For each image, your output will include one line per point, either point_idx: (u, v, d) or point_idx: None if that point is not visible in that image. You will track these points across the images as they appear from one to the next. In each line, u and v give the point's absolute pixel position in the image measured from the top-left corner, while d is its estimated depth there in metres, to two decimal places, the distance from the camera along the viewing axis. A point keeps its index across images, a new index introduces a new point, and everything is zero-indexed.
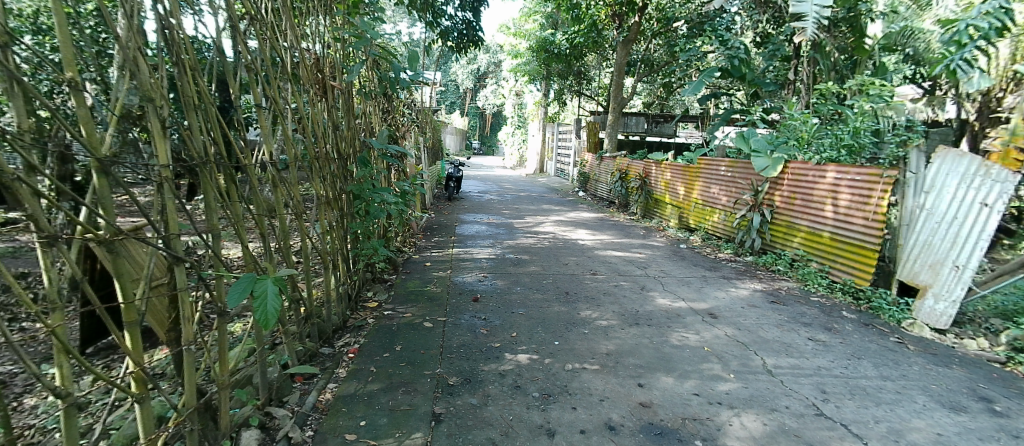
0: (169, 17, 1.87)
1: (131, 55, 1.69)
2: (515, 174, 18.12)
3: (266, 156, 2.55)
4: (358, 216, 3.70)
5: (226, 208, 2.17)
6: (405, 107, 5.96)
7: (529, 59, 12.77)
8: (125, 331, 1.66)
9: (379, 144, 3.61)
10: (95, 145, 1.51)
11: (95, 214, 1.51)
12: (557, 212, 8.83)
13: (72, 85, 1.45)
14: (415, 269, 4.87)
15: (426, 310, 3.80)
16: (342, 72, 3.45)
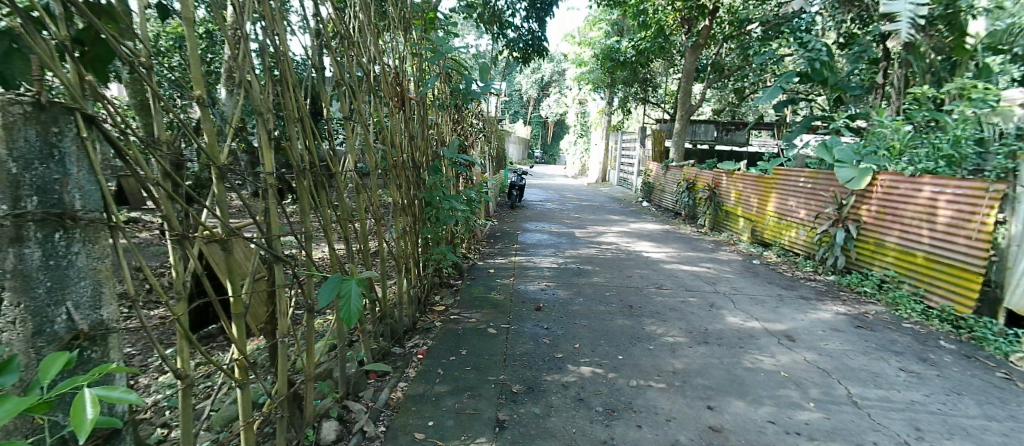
0: (274, 39, 2.06)
1: (245, 74, 1.89)
2: (578, 183, 17.98)
3: (351, 164, 2.73)
4: (428, 222, 3.85)
5: (317, 212, 2.34)
6: (472, 117, 6.11)
7: (594, 68, 12.62)
8: (233, 321, 1.84)
9: (451, 154, 3.71)
10: (216, 154, 1.70)
11: (214, 215, 1.69)
12: (621, 222, 8.64)
13: (198, 102, 1.65)
14: (480, 275, 4.97)
15: (490, 316, 3.86)
16: (418, 85, 3.62)
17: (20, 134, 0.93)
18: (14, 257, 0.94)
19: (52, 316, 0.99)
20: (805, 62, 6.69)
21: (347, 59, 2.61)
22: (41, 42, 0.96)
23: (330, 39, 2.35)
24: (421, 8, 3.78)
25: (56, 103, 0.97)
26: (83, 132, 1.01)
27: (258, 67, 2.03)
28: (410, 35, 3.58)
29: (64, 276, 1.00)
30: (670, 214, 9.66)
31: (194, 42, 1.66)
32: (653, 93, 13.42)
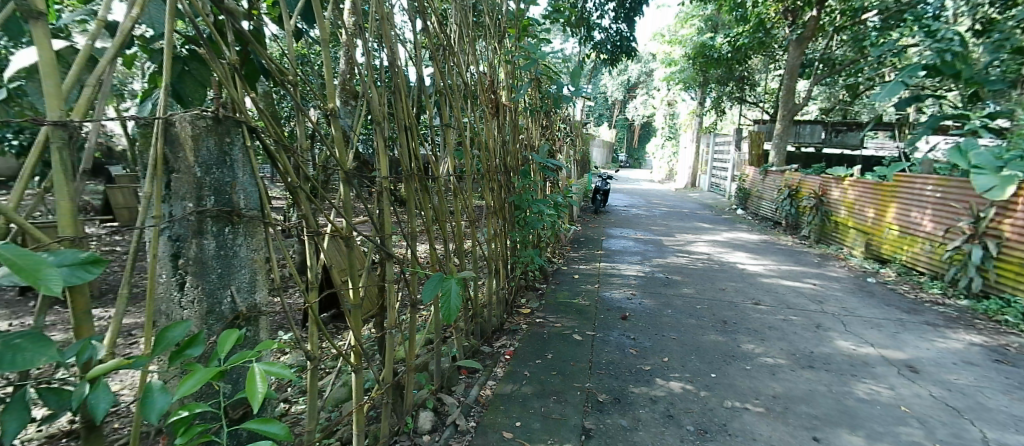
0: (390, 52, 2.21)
1: (368, 86, 2.06)
2: (664, 188, 17.17)
3: (449, 167, 2.85)
4: (517, 225, 3.91)
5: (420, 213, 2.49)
6: (559, 121, 6.08)
7: (685, 67, 11.78)
8: (351, 311, 2.02)
9: (540, 159, 3.71)
10: (341, 160, 1.88)
11: (338, 214, 1.87)
12: (712, 231, 8.10)
13: (331, 114, 1.86)
14: (565, 280, 4.94)
15: (575, 322, 3.83)
16: (512, 91, 3.70)
17: (203, 144, 1.11)
18: (196, 247, 1.13)
19: (220, 297, 1.17)
20: (932, 54, 5.81)
21: (446, 68, 2.72)
22: (219, 67, 1.14)
23: (435, 52, 2.49)
24: (516, 16, 3.83)
25: (229, 118, 1.13)
26: (246, 142, 1.18)
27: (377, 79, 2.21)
28: (503, 43, 3.65)
29: (232, 265, 1.18)
30: (768, 223, 8.89)
31: (327, 61, 1.87)
32: (751, 92, 12.38)
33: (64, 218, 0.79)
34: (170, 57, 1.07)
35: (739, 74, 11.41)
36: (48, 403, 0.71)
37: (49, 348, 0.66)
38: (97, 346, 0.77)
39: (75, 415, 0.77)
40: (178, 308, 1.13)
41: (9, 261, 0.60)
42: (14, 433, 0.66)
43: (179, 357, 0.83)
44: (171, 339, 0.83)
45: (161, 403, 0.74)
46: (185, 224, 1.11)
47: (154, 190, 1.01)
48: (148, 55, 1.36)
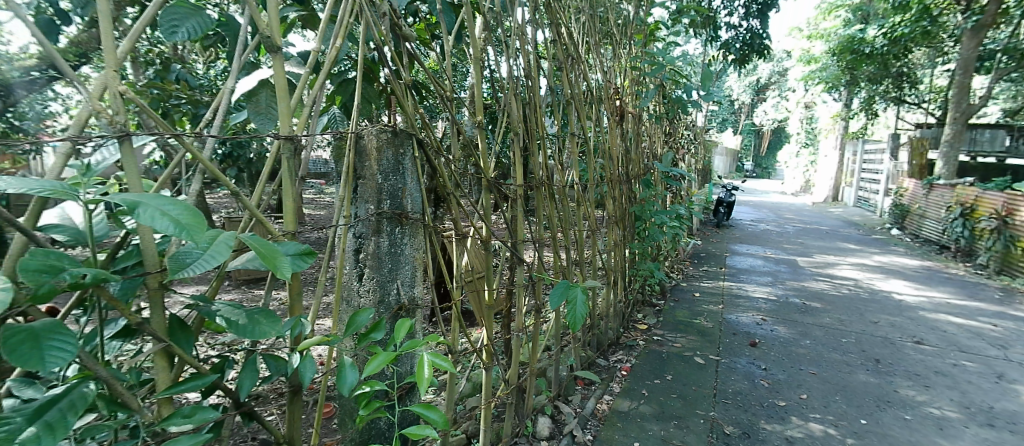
0: (527, 66, 2.28)
1: (509, 99, 2.16)
2: (797, 201, 15.29)
3: (577, 176, 2.81)
4: (637, 237, 3.75)
5: (552, 222, 2.51)
6: (683, 128, 5.70)
7: (828, 64, 10.24)
8: (486, 312, 2.13)
9: (663, 168, 3.53)
10: (485, 168, 2.00)
11: (481, 220, 1.99)
12: (859, 253, 7.00)
13: (476, 126, 2.01)
14: (684, 298, 4.61)
15: (697, 344, 3.56)
16: (636, 98, 3.57)
17: (384, 156, 1.30)
18: (374, 244, 1.32)
19: (390, 290, 1.35)
20: None
21: (576, 77, 2.70)
22: (398, 87, 1.32)
23: (561, 62, 2.49)
24: (643, 21, 3.67)
25: (404, 131, 1.31)
26: (414, 153, 1.34)
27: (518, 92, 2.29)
28: (631, 50, 3.52)
29: (398, 261, 1.35)
30: (930, 245, 7.47)
31: (477, 78, 2.01)
32: (912, 90, 10.46)
33: (288, 213, 0.94)
34: (361, 82, 1.29)
35: (899, 71, 9.69)
36: (270, 367, 0.86)
37: (276, 323, 0.79)
38: (304, 323, 0.92)
39: (287, 379, 0.92)
40: (357, 296, 1.33)
41: (255, 248, 0.73)
42: (247, 389, 0.81)
43: (366, 339, 0.94)
44: (360, 323, 0.96)
45: (351, 379, 0.86)
46: (366, 223, 1.31)
47: (346, 194, 1.22)
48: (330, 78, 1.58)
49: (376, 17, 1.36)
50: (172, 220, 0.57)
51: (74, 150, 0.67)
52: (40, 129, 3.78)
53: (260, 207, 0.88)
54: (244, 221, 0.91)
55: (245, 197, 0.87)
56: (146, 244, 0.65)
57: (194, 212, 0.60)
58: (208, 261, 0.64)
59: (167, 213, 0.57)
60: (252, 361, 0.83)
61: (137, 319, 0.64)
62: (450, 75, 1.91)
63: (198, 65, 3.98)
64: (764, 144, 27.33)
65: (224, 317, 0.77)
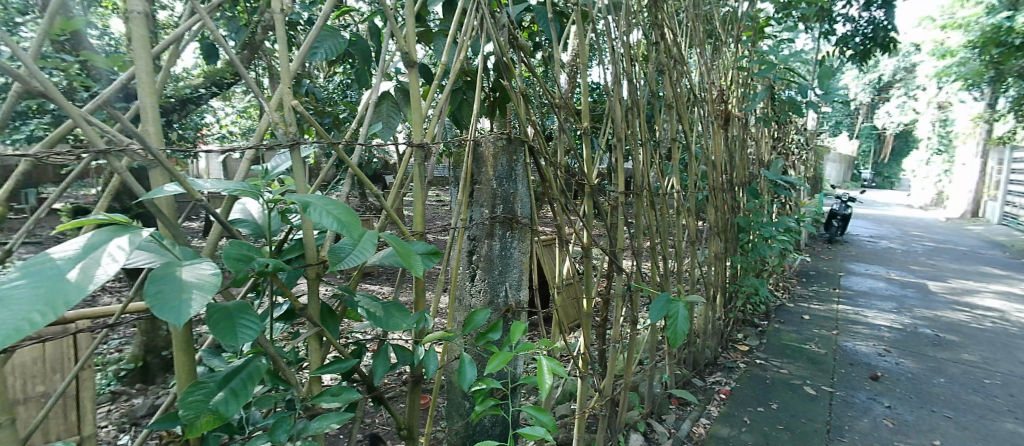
0: (633, 72, 2.22)
1: (615, 107, 2.09)
2: (925, 215, 13.34)
3: (680, 183, 2.65)
4: (740, 250, 3.47)
5: (653, 232, 2.40)
6: (793, 132, 5.18)
7: (968, 57, 8.76)
8: (584, 320, 2.10)
9: (773, 176, 3.23)
10: (587, 174, 1.99)
11: (585, 227, 1.98)
12: (1006, 278, 5.93)
13: (581, 132, 2.00)
14: (790, 320, 4.16)
15: (805, 371, 3.19)
16: (743, 101, 3.31)
17: (501, 163, 1.37)
18: (487, 247, 1.39)
19: (499, 292, 1.40)
20: None
21: (686, 80, 2.55)
22: (514, 96, 1.38)
23: (666, 64, 2.38)
24: (753, 17, 3.40)
25: (517, 139, 1.37)
26: (525, 159, 1.40)
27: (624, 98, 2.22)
28: (737, 49, 3.27)
29: (507, 264, 1.41)
30: None
31: (582, 83, 2.02)
32: None
33: (417, 214, 1.02)
34: (481, 90, 1.36)
35: None
36: (398, 356, 0.94)
37: (406, 316, 0.85)
38: (428, 318, 0.99)
39: (411, 369, 0.99)
40: (468, 295, 1.41)
41: (394, 245, 0.79)
42: (381, 375, 0.89)
43: (484, 337, 1.00)
44: (478, 322, 1.03)
45: (471, 375, 0.91)
46: (480, 227, 1.38)
47: (464, 199, 1.30)
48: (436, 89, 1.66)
49: (496, 29, 1.44)
50: (333, 218, 0.64)
51: (256, 156, 0.77)
52: (196, 136, 4.41)
53: (393, 207, 0.96)
54: (380, 220, 1.00)
55: (381, 198, 0.96)
56: (307, 238, 0.73)
57: (351, 210, 0.67)
58: (359, 255, 0.71)
59: (331, 212, 0.65)
60: (383, 350, 0.91)
61: (300, 305, 0.73)
62: (559, 80, 1.91)
63: (321, 78, 4.38)
64: (887, 150, 24.05)
65: (363, 307, 0.85)
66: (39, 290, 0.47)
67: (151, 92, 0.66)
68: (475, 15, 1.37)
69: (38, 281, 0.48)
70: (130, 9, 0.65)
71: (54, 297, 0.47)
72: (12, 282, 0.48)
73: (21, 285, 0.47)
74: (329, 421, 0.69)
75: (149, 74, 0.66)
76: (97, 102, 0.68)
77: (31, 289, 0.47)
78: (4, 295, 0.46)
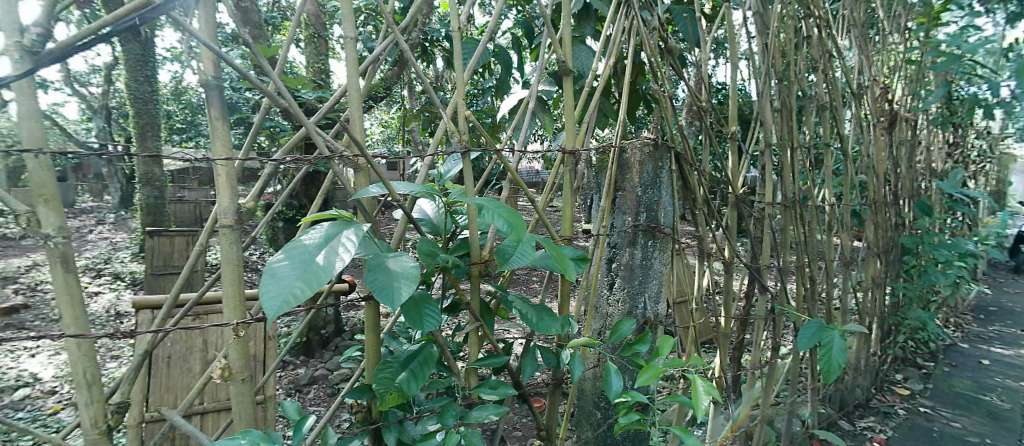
0: (790, 71, 1.94)
1: (764, 105, 1.77)
2: None
3: (837, 195, 2.29)
4: (903, 275, 2.90)
5: (805, 249, 2.08)
6: (975, 135, 4.26)
7: None
8: (721, 341, 1.89)
9: (950, 189, 2.67)
10: (736, 182, 1.82)
11: (728, 241, 1.80)
12: None
13: (729, 137, 1.82)
14: (965, 364, 3.37)
15: (991, 429, 2.53)
16: (916, 97, 2.76)
17: (647, 169, 1.34)
18: (628, 255, 1.37)
19: (638, 303, 1.37)
20: None
21: (848, 76, 2.21)
22: (665, 100, 1.33)
23: (826, 58, 2.07)
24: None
25: (664, 144, 1.33)
26: (672, 166, 1.35)
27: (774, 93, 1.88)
28: (910, 38, 2.77)
29: (648, 274, 1.36)
30: None
31: (731, 85, 1.87)
32: None
33: (566, 219, 1.03)
34: (630, 94, 1.33)
35: None
36: (543, 358, 0.95)
37: (556, 320, 0.87)
38: (573, 323, 0.99)
39: (554, 371, 1.01)
40: (605, 304, 1.41)
41: (551, 249, 0.80)
42: (529, 374, 0.91)
43: (631, 348, 0.99)
44: (624, 332, 1.03)
45: (617, 385, 0.91)
46: (623, 234, 1.37)
47: (608, 205, 1.30)
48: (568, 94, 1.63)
49: (648, 31, 1.40)
50: (504, 219, 0.68)
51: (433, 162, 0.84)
52: None
53: (545, 212, 0.98)
54: (530, 223, 1.04)
55: (535, 201, 0.99)
56: (473, 238, 0.78)
57: (520, 213, 0.71)
58: (521, 257, 0.74)
59: (503, 214, 0.69)
60: (531, 350, 0.93)
61: (466, 299, 0.77)
62: (707, 84, 1.79)
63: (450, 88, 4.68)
64: None
65: (516, 308, 0.88)
66: (299, 270, 0.54)
67: (358, 104, 0.74)
68: (627, 21, 1.36)
69: (296, 261, 0.55)
70: (343, 33, 0.74)
71: (310, 276, 0.54)
72: (278, 262, 0.55)
73: (286, 264, 0.54)
74: (488, 413, 0.72)
75: (357, 89, 0.74)
76: (321, 115, 0.82)
77: (293, 269, 0.54)
78: (276, 272, 0.53)
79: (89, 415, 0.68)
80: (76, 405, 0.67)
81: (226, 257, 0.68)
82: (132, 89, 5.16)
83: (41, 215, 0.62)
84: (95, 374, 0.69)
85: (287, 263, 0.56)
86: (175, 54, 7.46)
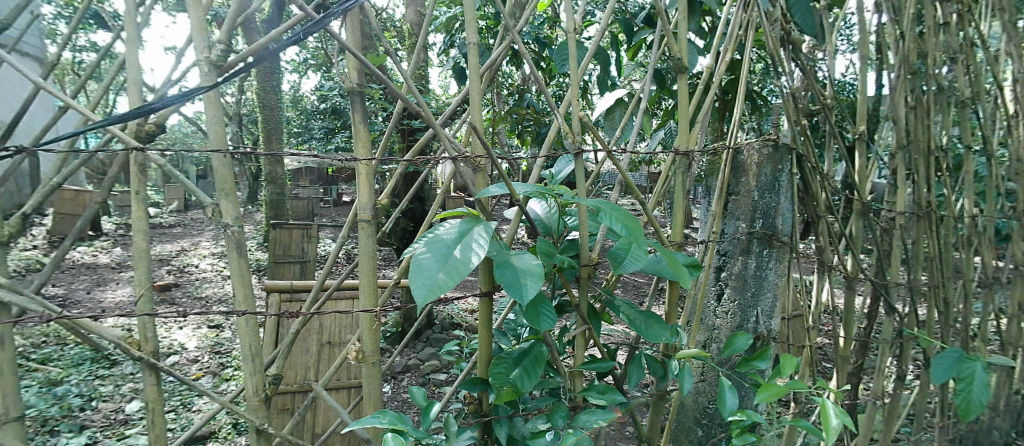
0: (936, 62, 1.65)
1: (899, 98, 1.52)
2: None
3: (989, 207, 1.95)
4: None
5: (940, 265, 1.77)
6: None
7: None
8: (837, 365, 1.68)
9: None
10: (862, 187, 1.61)
11: (851, 253, 1.61)
12: None
13: (855, 136, 1.62)
14: None
15: None
16: None
17: (764, 171, 1.25)
18: (740, 265, 1.29)
19: (750, 316, 1.29)
20: None
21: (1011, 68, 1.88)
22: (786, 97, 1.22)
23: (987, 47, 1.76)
24: None
25: (784, 145, 1.22)
26: (794, 169, 1.24)
27: (917, 84, 1.59)
28: None
29: (762, 286, 1.28)
30: None
31: (860, 80, 1.66)
32: None
33: (676, 224, 0.99)
34: (746, 93, 1.24)
35: None
36: (649, 367, 0.92)
37: (667, 329, 0.84)
38: (680, 334, 0.94)
39: (657, 382, 0.97)
40: (712, 315, 1.35)
41: (666, 254, 0.77)
42: (635, 383, 0.88)
43: (747, 364, 0.93)
44: (738, 346, 0.97)
45: (733, 403, 0.85)
46: (734, 242, 1.30)
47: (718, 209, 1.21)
48: (671, 92, 1.55)
49: (768, 24, 1.29)
50: (622, 222, 0.67)
51: (546, 162, 0.86)
52: None
53: (655, 215, 0.95)
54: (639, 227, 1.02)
55: (644, 204, 0.96)
56: (582, 239, 0.77)
57: (637, 216, 0.70)
58: (635, 260, 0.72)
59: (621, 218, 0.68)
60: (637, 359, 0.90)
61: (577, 301, 0.77)
62: (832, 79, 1.62)
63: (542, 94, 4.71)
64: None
65: (623, 313, 0.86)
66: (439, 262, 0.57)
67: (478, 106, 0.77)
68: (745, 15, 1.28)
69: (436, 253, 0.58)
70: (467, 38, 0.77)
71: (451, 268, 0.56)
72: (420, 253, 0.58)
73: (428, 256, 0.57)
74: (597, 418, 0.71)
75: (478, 92, 0.77)
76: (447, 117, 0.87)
77: (435, 261, 0.57)
78: (420, 264, 0.56)
79: (252, 384, 0.77)
80: (245, 375, 0.76)
81: (363, 250, 0.73)
82: (261, 97, 5.81)
83: (222, 207, 0.72)
84: (257, 349, 0.78)
85: (428, 254, 0.60)
86: (297, 67, 8.29)
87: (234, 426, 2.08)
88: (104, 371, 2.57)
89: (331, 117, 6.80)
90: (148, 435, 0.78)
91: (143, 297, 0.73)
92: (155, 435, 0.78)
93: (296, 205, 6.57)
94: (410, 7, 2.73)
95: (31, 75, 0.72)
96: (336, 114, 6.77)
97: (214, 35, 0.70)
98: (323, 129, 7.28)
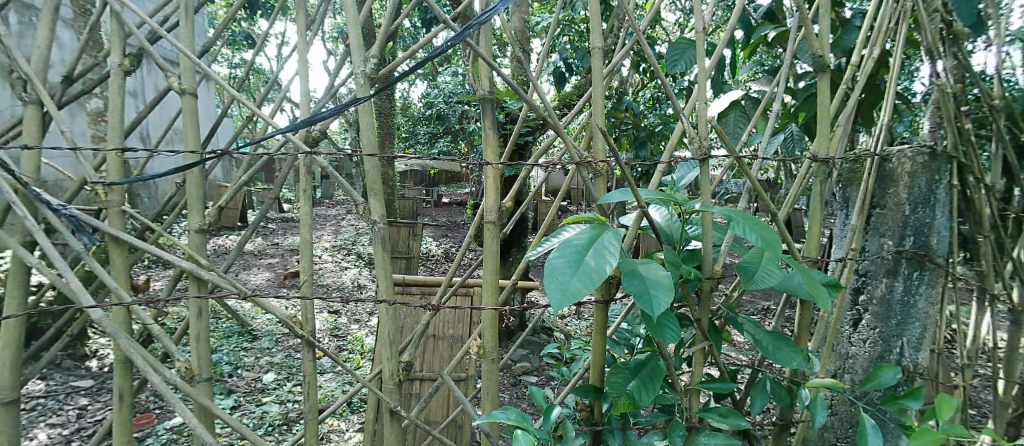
0: None
1: None
2: None
3: None
4: None
5: None
6: None
7: None
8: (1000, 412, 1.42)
9: None
10: None
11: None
12: None
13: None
14: None
15: None
16: None
17: (917, 182, 1.10)
18: (885, 287, 1.15)
19: (893, 346, 1.15)
20: None
21: None
22: (947, 99, 1.06)
23: None
24: None
25: (944, 153, 1.07)
26: (954, 181, 1.08)
27: None
28: None
29: (910, 314, 1.12)
30: None
31: None
32: None
33: (809, 237, 0.90)
34: (895, 92, 1.10)
35: None
36: (775, 393, 0.85)
37: (799, 353, 0.76)
38: (813, 360, 0.86)
39: (782, 409, 0.89)
40: (847, 343, 1.23)
41: (801, 270, 0.71)
42: (759, 409, 0.82)
43: (893, 402, 0.82)
44: (882, 380, 0.85)
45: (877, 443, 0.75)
46: (878, 262, 1.16)
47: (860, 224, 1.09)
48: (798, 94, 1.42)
49: (926, 14, 1.13)
50: (757, 233, 0.64)
51: (668, 168, 0.83)
52: None
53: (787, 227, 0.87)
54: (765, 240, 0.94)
55: (775, 214, 0.88)
56: (706, 250, 0.74)
57: (774, 227, 0.66)
58: (767, 276, 0.67)
59: (756, 228, 0.65)
60: (761, 383, 0.84)
61: (698, 314, 0.73)
62: (1002, 76, 1.37)
63: None
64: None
65: (746, 331, 0.81)
66: (572, 267, 0.58)
67: (602, 111, 0.76)
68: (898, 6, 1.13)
69: (568, 257, 0.59)
70: (592, 43, 0.77)
71: (583, 274, 0.57)
72: (552, 258, 0.59)
73: (561, 261, 0.58)
74: None
75: (602, 97, 0.77)
76: None
77: (567, 266, 0.58)
78: (554, 269, 0.58)
79: (389, 368, 0.84)
80: (382, 359, 0.83)
81: (489, 250, 0.77)
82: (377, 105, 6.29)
83: (371, 205, 0.80)
84: (394, 336, 0.84)
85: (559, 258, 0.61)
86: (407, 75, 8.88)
87: (350, 404, 2.27)
88: (248, 344, 2.95)
89: (436, 122, 7.17)
90: (303, 404, 0.88)
91: (305, 283, 0.83)
92: (310, 405, 0.88)
93: (402, 204, 7.00)
94: (515, 14, 2.78)
95: (232, 89, 0.86)
96: (439, 119, 7.12)
97: (368, 50, 0.78)
98: (428, 133, 7.72)
